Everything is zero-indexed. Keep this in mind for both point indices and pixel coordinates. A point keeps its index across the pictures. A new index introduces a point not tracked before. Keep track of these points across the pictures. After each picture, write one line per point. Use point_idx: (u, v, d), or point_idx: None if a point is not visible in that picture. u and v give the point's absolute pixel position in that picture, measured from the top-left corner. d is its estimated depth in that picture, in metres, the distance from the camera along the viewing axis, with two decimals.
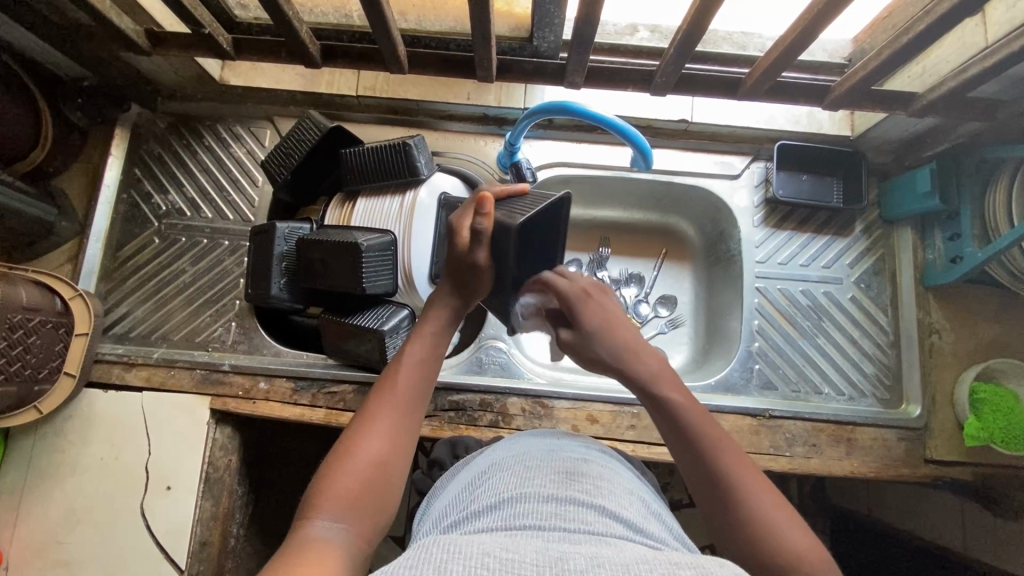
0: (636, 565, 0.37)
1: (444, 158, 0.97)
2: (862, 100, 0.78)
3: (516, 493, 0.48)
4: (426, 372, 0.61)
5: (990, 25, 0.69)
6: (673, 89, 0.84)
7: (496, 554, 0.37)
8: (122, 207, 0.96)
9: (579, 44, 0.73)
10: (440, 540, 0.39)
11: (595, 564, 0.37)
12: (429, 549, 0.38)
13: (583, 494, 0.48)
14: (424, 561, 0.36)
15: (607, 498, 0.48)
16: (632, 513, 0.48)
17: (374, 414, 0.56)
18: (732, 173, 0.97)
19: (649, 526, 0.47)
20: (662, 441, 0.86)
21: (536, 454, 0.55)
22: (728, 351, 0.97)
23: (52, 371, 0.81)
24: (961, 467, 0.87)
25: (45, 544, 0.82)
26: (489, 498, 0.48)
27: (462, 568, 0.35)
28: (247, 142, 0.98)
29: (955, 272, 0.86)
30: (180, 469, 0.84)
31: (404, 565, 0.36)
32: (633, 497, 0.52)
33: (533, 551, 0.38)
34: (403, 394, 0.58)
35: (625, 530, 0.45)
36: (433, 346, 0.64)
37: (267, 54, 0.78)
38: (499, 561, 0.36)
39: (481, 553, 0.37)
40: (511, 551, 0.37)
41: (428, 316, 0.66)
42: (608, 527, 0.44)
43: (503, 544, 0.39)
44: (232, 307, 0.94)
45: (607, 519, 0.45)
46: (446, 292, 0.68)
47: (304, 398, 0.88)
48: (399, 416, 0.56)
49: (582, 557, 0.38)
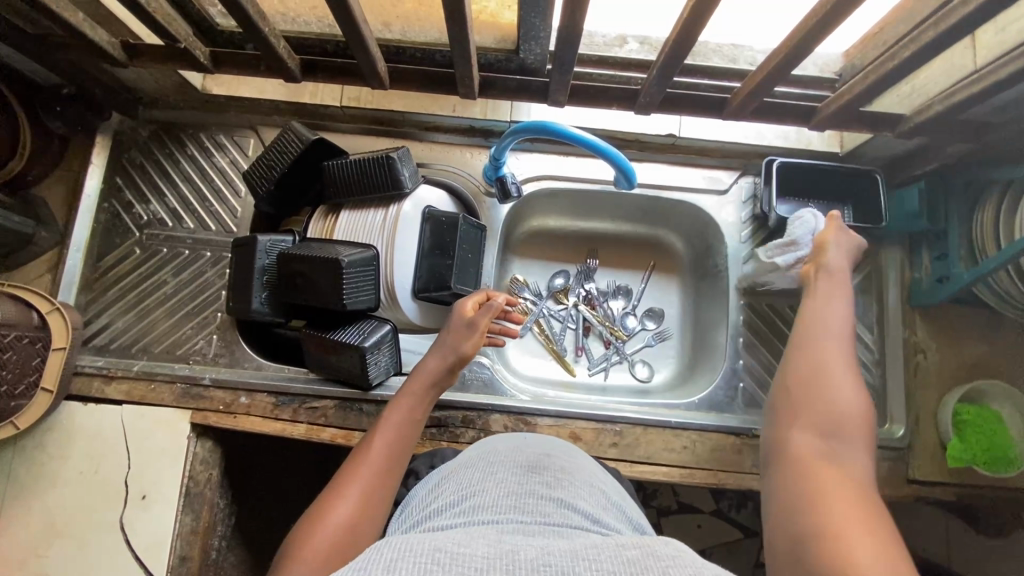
0: (585, 549, 0.38)
1: (429, 170, 0.96)
2: (850, 121, 0.77)
3: (476, 490, 0.48)
4: (405, 436, 0.64)
5: (979, 48, 0.68)
6: (658, 109, 0.83)
7: (447, 550, 0.36)
8: (103, 217, 0.95)
9: (560, 64, 0.72)
10: (392, 541, 0.38)
11: (546, 553, 0.37)
12: (381, 549, 0.37)
13: (543, 488, 0.48)
14: (373, 561, 0.35)
15: (567, 491, 0.49)
16: (592, 505, 0.48)
17: (346, 480, 0.57)
18: (719, 189, 0.97)
19: (606, 518, 0.48)
20: (645, 459, 0.86)
21: (501, 453, 0.56)
22: (713, 368, 0.97)
23: (29, 386, 0.80)
24: (943, 487, 0.87)
25: (23, 557, 0.82)
26: (452, 497, 0.48)
27: (412, 565, 0.34)
28: (230, 151, 0.97)
29: (942, 291, 0.85)
30: (159, 482, 0.84)
31: (353, 567, 0.35)
32: (593, 490, 0.52)
33: (485, 545, 0.38)
34: (377, 460, 0.59)
35: (584, 520, 0.45)
36: (414, 410, 0.67)
37: (246, 67, 0.76)
38: (450, 556, 0.35)
39: (431, 549, 0.36)
40: (463, 546, 0.37)
41: (416, 376, 0.71)
42: (565, 518, 0.44)
43: (455, 538, 0.38)
44: (214, 319, 0.93)
45: (563, 509, 0.45)
46: (433, 354, 0.74)
47: (286, 414, 0.87)
48: (374, 480, 0.57)
49: (534, 548, 0.38)
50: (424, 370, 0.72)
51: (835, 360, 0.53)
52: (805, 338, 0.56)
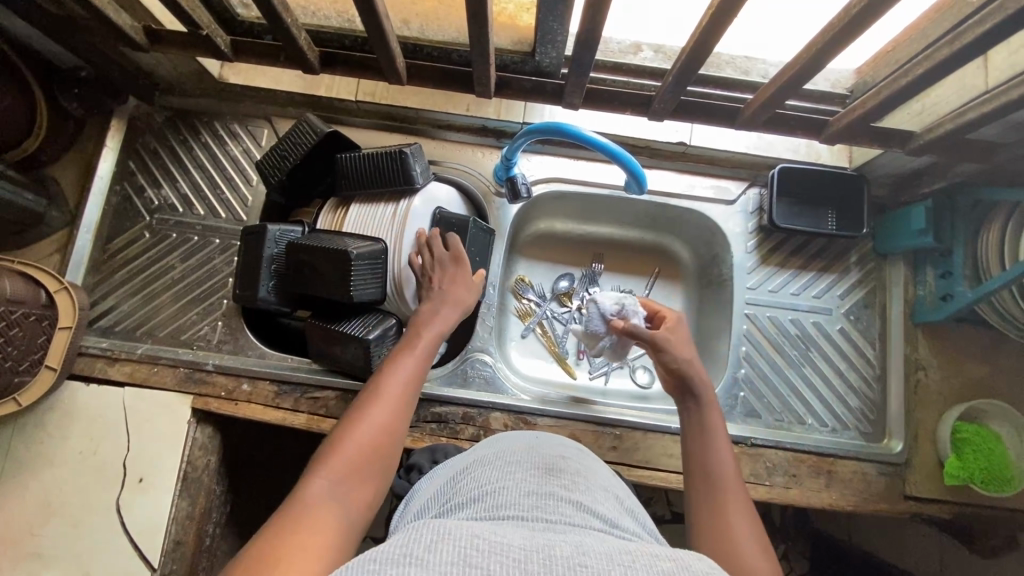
0: (618, 555, 0.38)
1: (440, 167, 0.97)
2: (859, 135, 0.78)
3: (498, 486, 0.48)
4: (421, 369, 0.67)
5: (992, 69, 0.69)
6: (671, 115, 0.84)
7: (485, 537, 0.38)
8: (114, 199, 0.96)
9: (578, 67, 0.73)
10: (429, 523, 0.40)
11: (580, 552, 0.37)
12: (419, 530, 0.39)
13: (563, 489, 0.48)
14: (414, 542, 0.37)
15: (585, 494, 0.48)
16: (609, 510, 0.48)
17: (374, 397, 0.61)
18: (727, 199, 0.97)
19: (623, 523, 0.48)
20: (643, 464, 0.86)
21: (518, 451, 0.56)
22: (715, 376, 0.97)
23: (34, 363, 0.80)
24: (940, 504, 0.87)
25: (17, 536, 0.81)
26: (473, 492, 0.48)
27: (453, 549, 0.36)
28: (244, 140, 0.98)
29: (945, 310, 0.86)
30: (158, 466, 0.84)
31: (395, 545, 0.37)
32: (609, 494, 0.52)
33: (520, 537, 0.39)
34: (400, 387, 0.63)
35: (604, 525, 0.45)
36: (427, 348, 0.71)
37: (265, 57, 0.77)
38: (489, 544, 0.37)
39: (470, 535, 0.38)
40: (498, 536, 0.38)
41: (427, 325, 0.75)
42: (587, 521, 0.44)
43: (491, 528, 0.39)
44: (220, 306, 0.93)
45: (585, 513, 0.45)
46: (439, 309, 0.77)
47: (287, 402, 0.88)
48: (399, 401, 0.62)
49: (567, 545, 0.38)
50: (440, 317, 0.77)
51: (737, 512, 0.56)
52: (704, 492, 0.59)
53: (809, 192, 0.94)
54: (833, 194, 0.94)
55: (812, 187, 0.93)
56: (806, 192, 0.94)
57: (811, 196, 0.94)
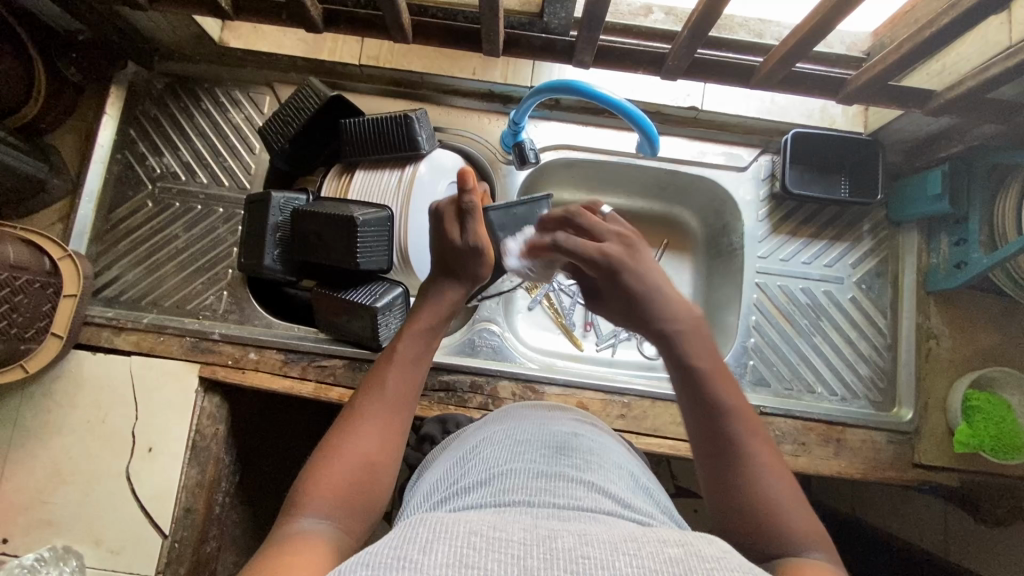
0: (623, 542, 0.36)
1: (445, 134, 0.95)
2: (876, 95, 0.76)
3: (505, 468, 0.47)
4: (417, 375, 0.61)
5: (1016, 23, 0.66)
6: (683, 75, 0.82)
7: (484, 533, 0.36)
8: (116, 167, 0.94)
9: (590, 19, 0.70)
10: (426, 519, 0.38)
11: (583, 542, 0.36)
12: (415, 528, 0.37)
13: (573, 470, 0.47)
14: (409, 541, 0.35)
15: (597, 474, 0.47)
16: (622, 489, 0.47)
17: (363, 412, 0.56)
18: (739, 165, 0.95)
19: (636, 501, 0.47)
20: (651, 431, 0.86)
21: (527, 428, 0.54)
22: (726, 344, 0.96)
23: (39, 330, 0.80)
24: (949, 473, 0.87)
25: (30, 503, 0.82)
26: (480, 473, 0.47)
27: (448, 549, 0.34)
28: (245, 107, 0.96)
29: (960, 276, 0.85)
30: (167, 435, 0.84)
31: (387, 546, 0.35)
32: (624, 473, 0.51)
33: (521, 529, 0.37)
34: (393, 398, 0.57)
35: (615, 506, 0.44)
36: (425, 348, 0.63)
37: (267, 15, 0.75)
38: (487, 541, 0.35)
39: (467, 532, 0.36)
40: (499, 530, 0.36)
41: (426, 311, 0.66)
42: (596, 503, 0.43)
43: (491, 521, 0.38)
44: (225, 275, 0.92)
45: (595, 494, 0.44)
46: (456, 284, 0.68)
47: (294, 371, 0.87)
48: (391, 414, 0.56)
49: (570, 535, 0.37)
50: (447, 299, 0.67)
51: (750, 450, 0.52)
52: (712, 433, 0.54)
53: (823, 155, 0.92)
54: (844, 159, 0.92)
55: (826, 152, 0.91)
56: (819, 159, 0.93)
57: (822, 163, 0.93)
